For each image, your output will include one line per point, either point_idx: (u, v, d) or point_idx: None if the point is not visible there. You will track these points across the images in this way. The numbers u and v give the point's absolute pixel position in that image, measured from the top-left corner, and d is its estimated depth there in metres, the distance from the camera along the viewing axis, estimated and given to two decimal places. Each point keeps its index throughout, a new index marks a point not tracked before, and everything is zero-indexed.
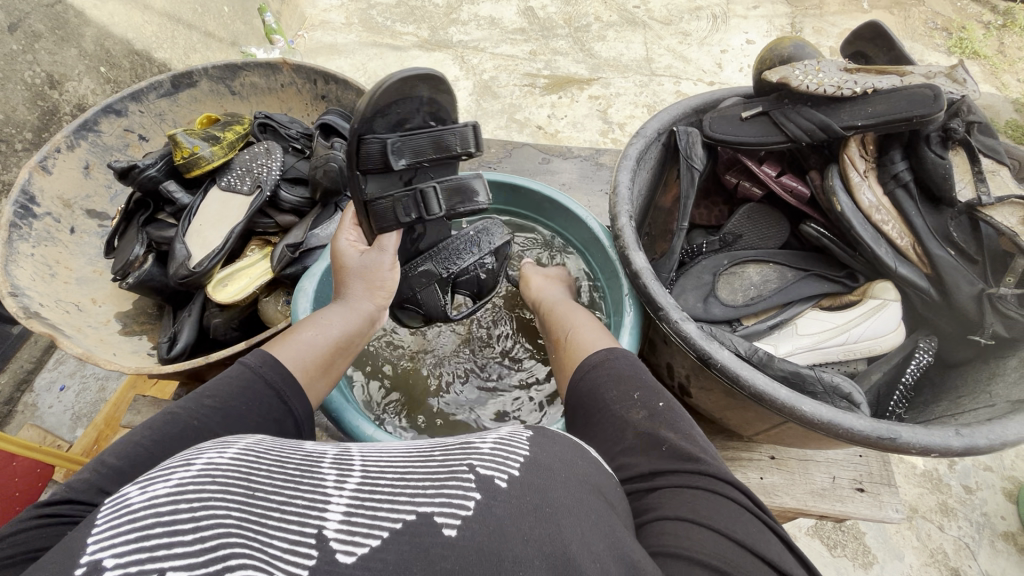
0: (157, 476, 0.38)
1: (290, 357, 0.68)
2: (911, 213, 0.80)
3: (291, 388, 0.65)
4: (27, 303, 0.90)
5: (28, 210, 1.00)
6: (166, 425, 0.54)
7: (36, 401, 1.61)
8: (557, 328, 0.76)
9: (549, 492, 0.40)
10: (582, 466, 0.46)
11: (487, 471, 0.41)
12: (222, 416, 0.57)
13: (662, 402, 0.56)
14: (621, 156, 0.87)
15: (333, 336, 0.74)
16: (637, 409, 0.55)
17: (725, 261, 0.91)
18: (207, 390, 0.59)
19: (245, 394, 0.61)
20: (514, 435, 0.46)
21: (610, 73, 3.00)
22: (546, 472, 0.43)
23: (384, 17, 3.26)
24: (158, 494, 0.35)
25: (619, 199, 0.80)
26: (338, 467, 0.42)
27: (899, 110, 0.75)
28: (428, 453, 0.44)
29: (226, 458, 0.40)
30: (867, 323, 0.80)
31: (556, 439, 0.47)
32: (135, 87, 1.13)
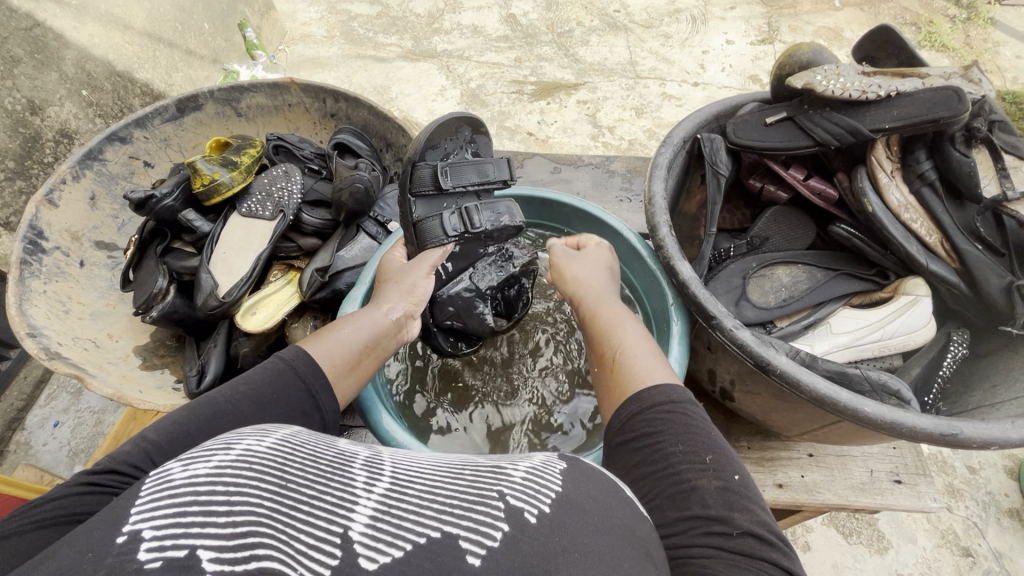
0: (200, 457, 0.39)
1: (322, 352, 0.67)
2: (938, 211, 0.83)
3: (320, 383, 0.63)
4: (47, 343, 0.87)
5: (37, 245, 0.96)
6: (203, 408, 0.55)
7: (29, 438, 1.55)
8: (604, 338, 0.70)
9: (577, 530, 0.41)
10: (612, 506, 0.45)
11: (518, 503, 0.41)
12: (254, 399, 0.57)
13: (737, 474, 0.51)
14: (651, 165, 0.88)
15: (367, 340, 0.72)
16: (706, 478, 0.51)
17: (755, 264, 0.92)
18: (243, 378, 0.60)
19: (276, 382, 0.61)
20: (547, 467, 0.47)
21: (596, 78, 3.03)
22: (576, 508, 0.43)
23: (365, 29, 3.24)
24: (199, 474, 0.36)
25: (656, 209, 0.81)
26: (368, 471, 0.42)
27: (921, 113, 0.77)
28: (458, 472, 0.45)
29: (264, 447, 0.41)
30: (900, 320, 0.82)
31: (590, 475, 0.47)
32: (140, 112, 1.10)
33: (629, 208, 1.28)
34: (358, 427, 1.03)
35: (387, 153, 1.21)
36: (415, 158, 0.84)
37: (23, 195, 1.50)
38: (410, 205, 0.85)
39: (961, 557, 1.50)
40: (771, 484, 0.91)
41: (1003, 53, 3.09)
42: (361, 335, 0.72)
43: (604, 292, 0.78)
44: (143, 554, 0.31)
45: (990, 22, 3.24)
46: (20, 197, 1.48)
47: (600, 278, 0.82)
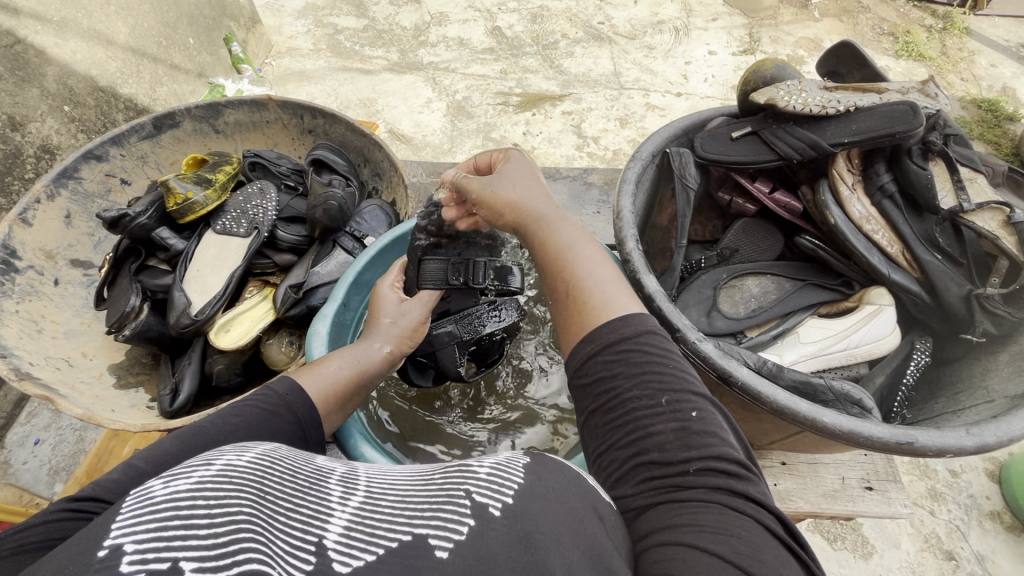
0: (180, 472, 0.39)
1: (314, 389, 0.70)
2: (899, 222, 0.85)
3: (312, 417, 0.67)
4: (18, 363, 0.87)
5: (9, 264, 0.96)
6: (194, 437, 0.55)
7: (9, 457, 1.53)
8: (544, 253, 0.65)
9: (543, 518, 0.42)
10: (579, 493, 0.46)
11: (483, 499, 0.42)
12: (246, 434, 0.58)
13: (696, 410, 0.52)
14: (620, 179, 0.90)
15: (358, 375, 0.76)
16: (667, 420, 0.52)
17: (724, 275, 0.94)
18: (236, 408, 0.60)
19: (269, 416, 0.62)
20: (511, 461, 0.47)
21: (581, 89, 3.06)
22: (542, 499, 0.43)
23: (351, 41, 3.26)
24: (179, 489, 0.36)
25: (624, 222, 0.82)
26: (343, 486, 0.44)
27: (881, 127, 0.79)
28: (430, 477, 0.46)
29: (244, 461, 0.41)
30: (865, 329, 0.83)
31: (553, 467, 0.47)
32: (116, 130, 1.10)
33: (606, 220, 1.30)
34: (334, 443, 1.04)
35: (365, 168, 1.22)
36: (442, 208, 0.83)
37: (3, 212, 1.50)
38: (421, 245, 0.85)
39: (945, 561, 1.51)
40: None
41: (978, 62, 3.15)
42: (353, 368, 0.76)
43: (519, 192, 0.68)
44: (125, 568, 0.32)
45: (965, 31, 3.31)
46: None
47: (537, 190, 0.70)
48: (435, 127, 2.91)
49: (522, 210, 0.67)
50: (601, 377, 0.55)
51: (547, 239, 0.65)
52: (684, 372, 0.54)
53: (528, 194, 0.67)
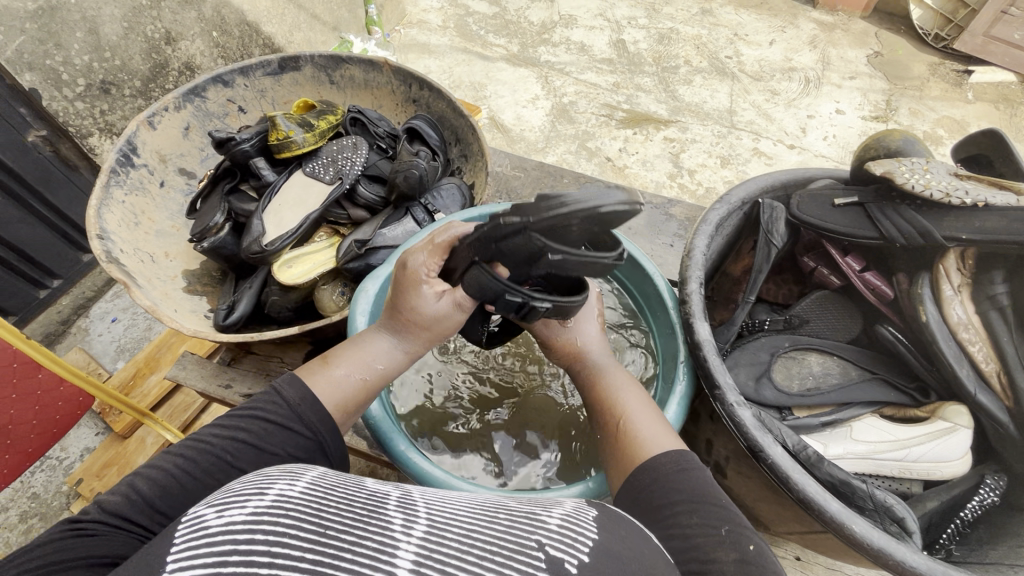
0: (234, 501, 0.42)
1: (328, 391, 0.66)
2: (1002, 339, 0.75)
3: (327, 429, 0.63)
4: (111, 247, 0.96)
5: (129, 159, 1.07)
6: (195, 459, 0.55)
7: (88, 327, 1.75)
8: (607, 409, 0.72)
9: None
10: (647, 566, 0.45)
11: (557, 554, 0.42)
12: (255, 454, 0.57)
13: (753, 545, 0.51)
14: (700, 218, 0.86)
15: (377, 374, 0.72)
16: (725, 549, 0.50)
17: (786, 344, 0.87)
18: (244, 421, 0.59)
19: (280, 430, 0.60)
20: (578, 516, 0.48)
21: (689, 118, 2.98)
22: (611, 565, 0.43)
23: (478, 26, 3.36)
24: (236, 521, 0.39)
25: (692, 263, 0.78)
26: (403, 511, 0.43)
27: (1011, 232, 0.71)
28: (493, 517, 0.46)
29: (296, 492, 0.43)
30: (929, 445, 0.75)
31: (618, 523, 0.49)
32: (246, 62, 1.20)
33: (677, 256, 1.25)
34: None
35: (455, 147, 1.24)
36: (554, 248, 0.56)
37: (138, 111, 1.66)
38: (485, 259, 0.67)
39: None
40: None
41: None
42: (376, 375, 0.72)
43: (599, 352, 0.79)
44: None
45: None
46: (135, 112, 1.65)
47: (602, 347, 0.81)
48: (535, 124, 2.93)
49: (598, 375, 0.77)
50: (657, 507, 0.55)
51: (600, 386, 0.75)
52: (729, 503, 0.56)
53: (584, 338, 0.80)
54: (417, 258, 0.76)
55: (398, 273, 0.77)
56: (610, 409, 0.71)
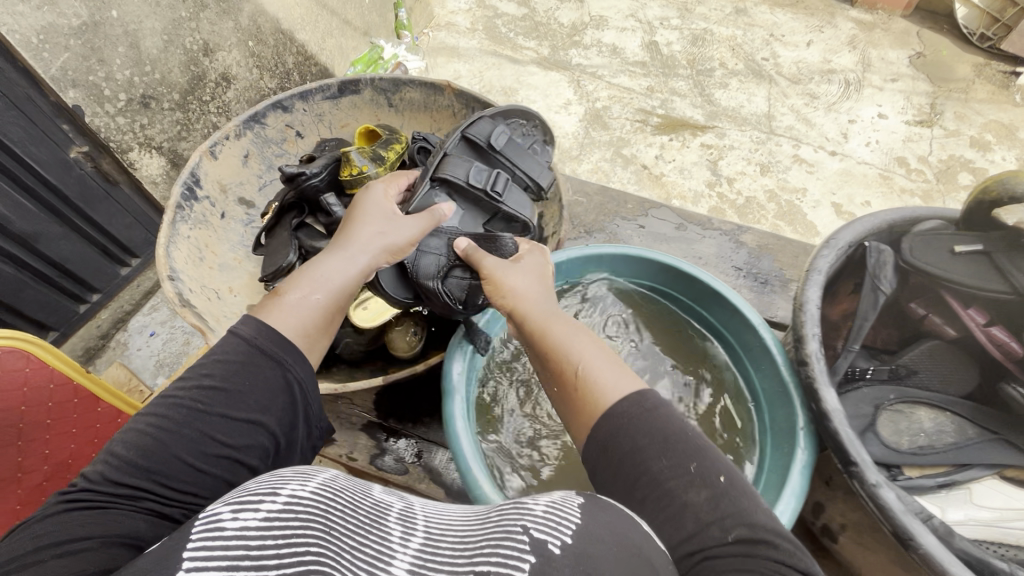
0: (248, 502, 0.47)
1: (284, 321, 0.69)
2: None
3: (289, 353, 0.66)
4: (181, 288, 0.93)
5: (192, 192, 1.04)
6: (161, 419, 0.58)
7: (128, 340, 1.71)
8: (559, 358, 0.73)
9: (598, 557, 0.47)
10: (628, 529, 0.51)
11: (541, 537, 0.48)
12: (225, 396, 0.60)
13: (723, 476, 0.56)
14: (806, 265, 0.80)
15: (329, 294, 0.76)
16: (697, 491, 0.56)
17: (892, 396, 0.83)
18: (207, 368, 0.61)
19: (239, 365, 0.63)
20: (566, 501, 0.53)
21: (726, 123, 2.91)
22: (597, 541, 0.48)
23: (508, 28, 3.29)
24: (250, 525, 0.45)
25: (807, 318, 0.74)
26: (403, 523, 0.53)
27: None
28: (485, 518, 0.54)
29: (308, 492, 0.50)
30: None
31: (604, 506, 0.53)
32: (306, 86, 1.16)
33: (750, 287, 1.20)
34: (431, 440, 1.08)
35: None
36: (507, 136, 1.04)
37: (179, 125, 1.62)
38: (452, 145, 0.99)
39: None
40: None
41: None
42: (326, 292, 0.75)
43: (536, 292, 0.82)
44: None
45: None
46: (175, 127, 1.60)
47: (542, 289, 0.84)
48: (568, 131, 2.88)
49: (544, 326, 0.77)
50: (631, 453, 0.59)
51: (557, 339, 0.74)
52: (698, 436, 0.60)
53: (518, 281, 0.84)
54: (380, 190, 0.91)
55: (360, 203, 0.89)
56: (562, 357, 0.72)
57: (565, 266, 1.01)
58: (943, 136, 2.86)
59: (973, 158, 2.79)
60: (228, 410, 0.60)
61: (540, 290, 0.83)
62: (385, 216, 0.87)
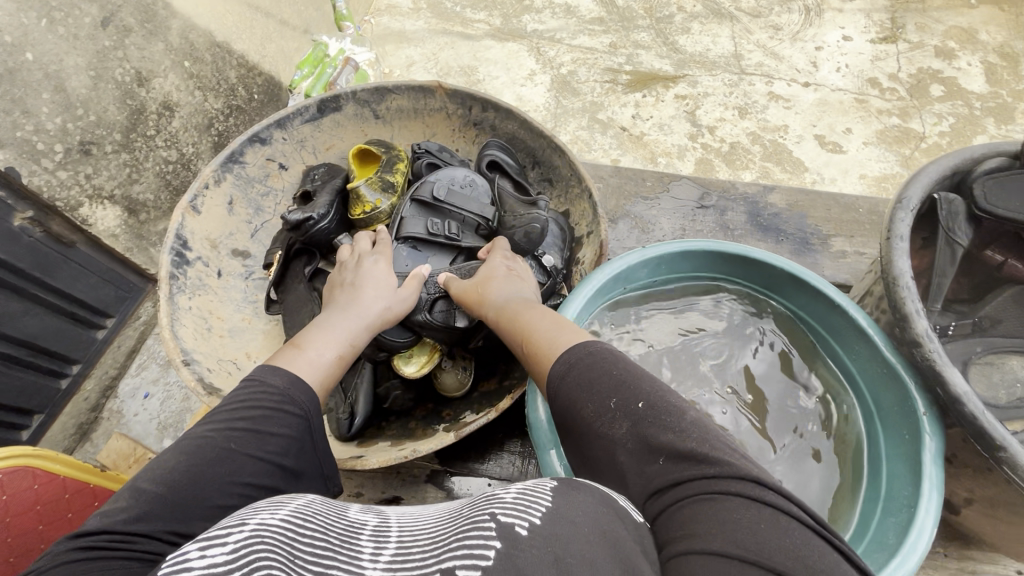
0: (215, 537, 0.44)
1: (306, 376, 0.73)
2: None
3: (315, 408, 0.71)
4: (199, 371, 0.84)
5: (182, 257, 0.93)
6: (193, 453, 0.61)
7: (121, 407, 1.49)
8: (511, 337, 0.77)
9: (566, 542, 0.43)
10: (590, 508, 0.48)
11: (509, 520, 0.45)
12: (255, 436, 0.64)
13: (643, 401, 0.58)
14: (886, 231, 0.76)
15: (343, 344, 0.80)
16: (621, 424, 0.58)
17: (981, 349, 0.82)
18: (241, 411, 0.65)
19: (277, 416, 0.67)
20: (539, 487, 0.50)
21: (696, 71, 2.82)
22: (565, 522, 0.45)
23: (453, 2, 3.09)
24: (217, 560, 0.41)
25: (907, 292, 0.70)
26: (375, 539, 0.49)
27: None
28: (457, 515, 0.51)
29: (277, 518, 0.48)
30: None
31: (576, 488, 0.50)
32: (283, 112, 1.03)
33: (788, 251, 1.15)
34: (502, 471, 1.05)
35: (533, 170, 1.12)
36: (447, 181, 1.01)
37: (128, 168, 1.42)
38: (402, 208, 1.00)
39: None
40: None
41: None
42: (342, 346, 0.79)
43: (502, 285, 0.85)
44: None
45: None
46: (124, 171, 1.41)
47: (506, 280, 0.88)
48: (538, 103, 2.75)
49: (497, 312, 0.81)
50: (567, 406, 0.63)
51: (517, 320, 0.77)
52: (629, 372, 0.61)
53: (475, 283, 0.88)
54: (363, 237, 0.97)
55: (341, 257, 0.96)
56: (515, 337, 0.76)
57: (626, 274, 0.97)
58: (909, 49, 2.84)
59: (941, 68, 2.78)
60: (249, 455, 0.63)
61: (508, 283, 0.86)
62: (385, 284, 0.89)
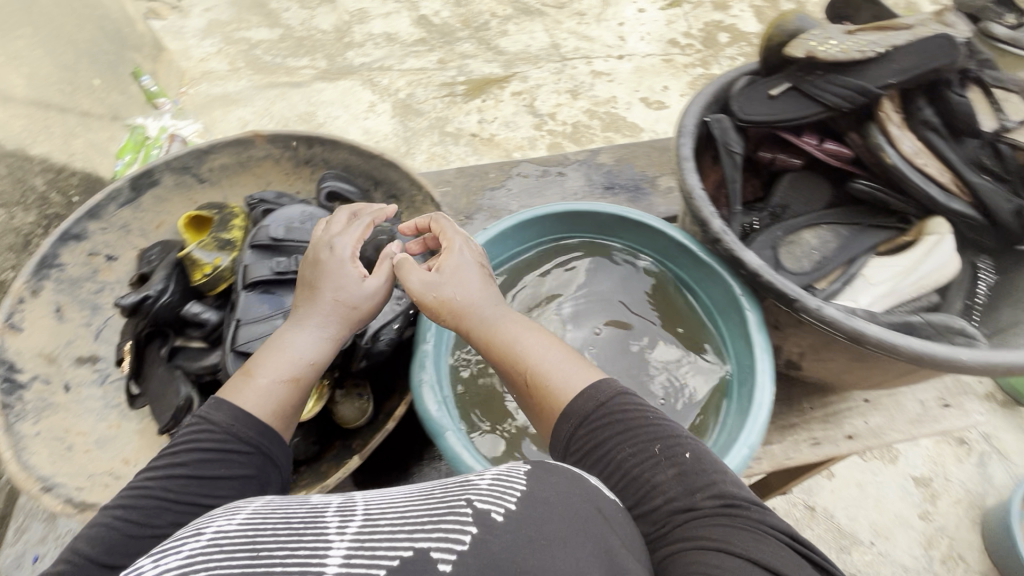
0: (167, 550, 0.51)
1: (255, 404, 0.80)
2: (946, 152, 0.86)
3: (266, 443, 0.79)
4: (64, 492, 0.84)
5: (14, 383, 0.91)
6: (142, 499, 0.71)
7: None
8: (512, 359, 0.83)
9: (544, 521, 0.53)
10: (566, 489, 0.58)
11: (484, 507, 0.53)
12: (198, 482, 0.73)
13: (687, 453, 0.68)
14: (675, 157, 0.88)
15: (297, 363, 0.85)
16: (666, 469, 0.67)
17: (781, 233, 0.94)
18: (186, 455, 0.74)
19: (219, 454, 0.75)
20: (512, 472, 0.59)
21: (524, 67, 3.03)
22: (541, 502, 0.55)
23: (272, 54, 3.10)
24: (172, 567, 0.48)
25: (699, 202, 0.83)
26: (341, 515, 0.55)
27: (921, 63, 0.81)
28: (429, 493, 0.58)
29: (232, 525, 0.54)
30: (931, 259, 0.85)
31: (552, 471, 0.60)
32: (93, 202, 1.03)
33: (626, 198, 1.28)
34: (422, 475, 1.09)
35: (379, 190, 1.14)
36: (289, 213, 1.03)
37: None
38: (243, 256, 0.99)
39: (958, 446, 1.96)
40: (842, 437, 0.95)
41: None
42: (294, 370, 0.84)
43: (473, 292, 0.88)
44: None
45: None
46: None
47: (485, 290, 0.90)
48: (386, 130, 2.80)
49: (489, 337, 0.86)
50: (592, 440, 0.71)
51: (512, 349, 0.83)
52: (679, 428, 0.71)
53: (455, 290, 0.88)
54: (337, 230, 0.95)
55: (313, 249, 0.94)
56: (517, 361, 0.83)
57: None
58: (693, 9, 3.26)
59: (722, 18, 3.22)
60: (196, 496, 0.72)
61: (474, 290, 0.89)
62: (348, 285, 0.89)
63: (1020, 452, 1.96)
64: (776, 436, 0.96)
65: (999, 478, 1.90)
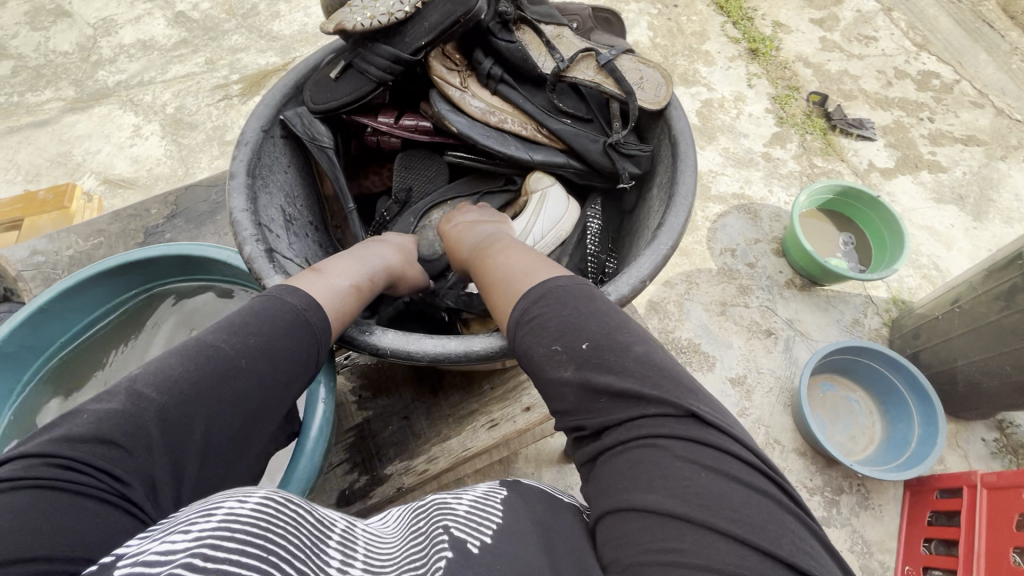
0: (197, 520, 0.54)
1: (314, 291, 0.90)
2: (520, 103, 1.18)
3: (322, 333, 0.88)
4: None
5: None
6: (202, 366, 0.77)
7: None
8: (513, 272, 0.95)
9: (511, 546, 0.63)
10: (540, 514, 0.69)
11: (461, 538, 0.62)
12: (266, 360, 0.81)
13: (636, 350, 0.77)
14: (232, 174, 1.00)
15: (345, 281, 0.96)
16: (621, 363, 0.76)
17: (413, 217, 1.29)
18: (251, 329, 0.82)
19: (270, 357, 0.82)
20: (493, 498, 0.71)
21: (303, 49, 2.77)
22: (516, 530, 0.65)
23: (5, 94, 2.68)
24: (194, 539, 0.51)
25: (240, 224, 0.95)
26: (342, 545, 0.63)
27: (442, 19, 1.00)
28: (419, 526, 0.68)
29: (245, 507, 0.57)
30: (539, 220, 1.20)
31: (524, 499, 0.71)
32: None
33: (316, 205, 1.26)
34: None
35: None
36: None
37: None
38: None
39: (767, 338, 2.06)
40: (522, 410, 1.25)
41: None
42: (346, 286, 0.96)
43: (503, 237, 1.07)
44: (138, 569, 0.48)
45: None
46: None
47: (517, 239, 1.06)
48: (157, 155, 2.51)
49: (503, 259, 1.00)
50: (561, 330, 0.80)
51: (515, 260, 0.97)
52: (632, 328, 0.81)
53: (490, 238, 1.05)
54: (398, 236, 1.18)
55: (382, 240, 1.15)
56: (519, 273, 0.94)
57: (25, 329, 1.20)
58: None
59: None
60: (251, 376, 0.80)
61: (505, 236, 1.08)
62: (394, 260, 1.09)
63: (821, 328, 2.09)
64: (458, 428, 1.25)
65: (803, 358, 2.03)
